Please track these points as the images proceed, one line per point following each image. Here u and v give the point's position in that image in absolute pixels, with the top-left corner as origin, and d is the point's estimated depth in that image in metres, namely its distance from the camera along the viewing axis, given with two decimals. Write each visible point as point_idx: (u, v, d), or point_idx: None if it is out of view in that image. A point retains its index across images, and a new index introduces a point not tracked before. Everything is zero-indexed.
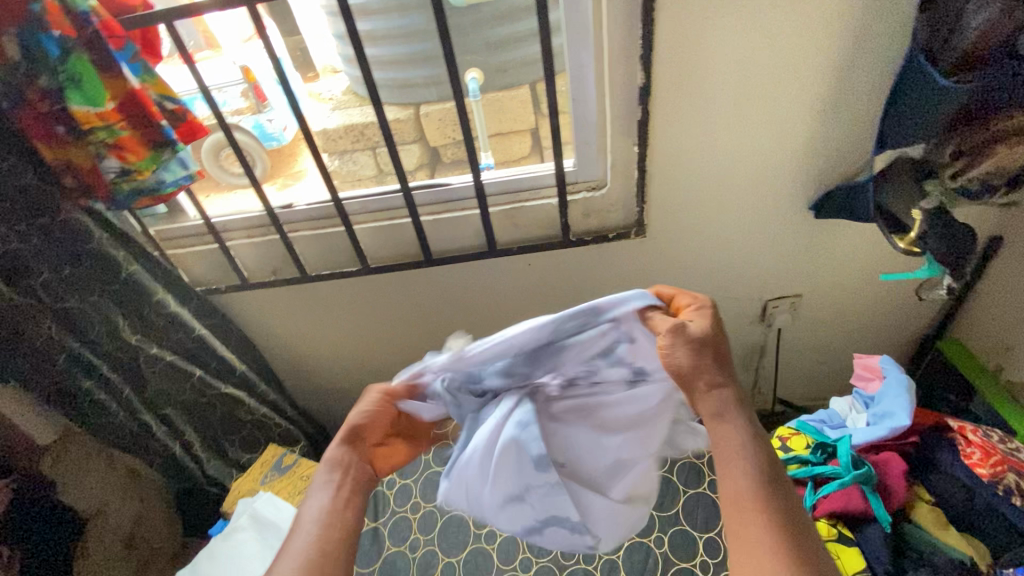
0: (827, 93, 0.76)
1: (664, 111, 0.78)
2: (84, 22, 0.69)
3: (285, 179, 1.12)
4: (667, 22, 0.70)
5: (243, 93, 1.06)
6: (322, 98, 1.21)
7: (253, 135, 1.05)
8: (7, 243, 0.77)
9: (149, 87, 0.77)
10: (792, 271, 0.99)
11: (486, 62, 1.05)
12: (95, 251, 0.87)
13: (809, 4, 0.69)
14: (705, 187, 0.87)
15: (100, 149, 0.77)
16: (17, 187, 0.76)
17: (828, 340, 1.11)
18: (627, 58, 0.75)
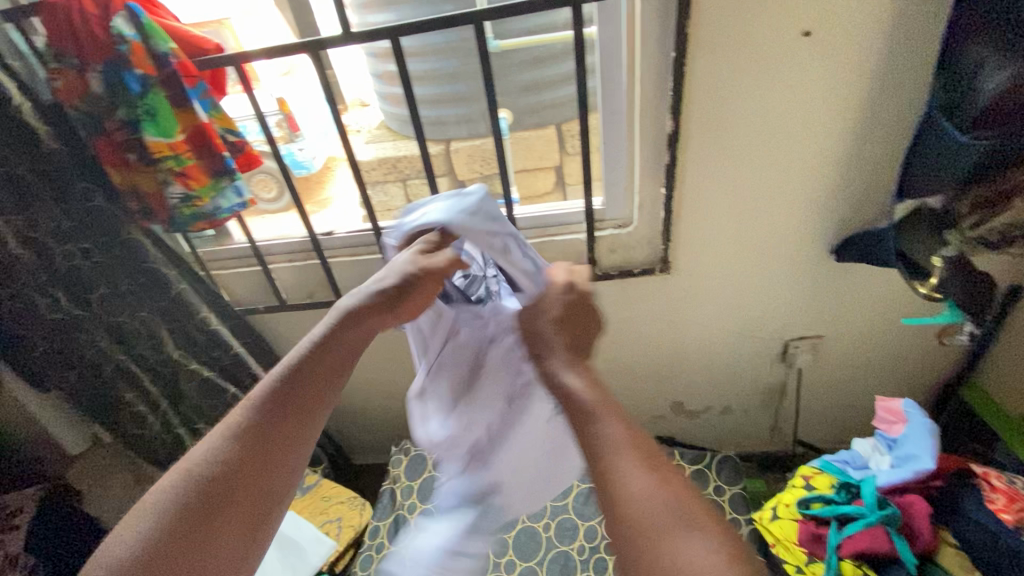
0: (851, 142, 0.80)
1: (693, 156, 0.83)
2: (164, 63, 0.76)
3: (310, 207, 1.19)
4: (696, 76, 0.76)
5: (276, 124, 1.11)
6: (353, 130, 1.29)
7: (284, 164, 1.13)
8: (70, 259, 0.84)
9: (215, 121, 0.83)
10: (813, 313, 1.01)
11: (516, 103, 1.12)
12: (149, 268, 0.91)
13: (829, 62, 0.74)
14: (729, 227, 0.90)
15: (167, 176, 0.83)
16: (85, 208, 0.84)
17: (849, 381, 1.12)
18: (657, 105, 0.80)
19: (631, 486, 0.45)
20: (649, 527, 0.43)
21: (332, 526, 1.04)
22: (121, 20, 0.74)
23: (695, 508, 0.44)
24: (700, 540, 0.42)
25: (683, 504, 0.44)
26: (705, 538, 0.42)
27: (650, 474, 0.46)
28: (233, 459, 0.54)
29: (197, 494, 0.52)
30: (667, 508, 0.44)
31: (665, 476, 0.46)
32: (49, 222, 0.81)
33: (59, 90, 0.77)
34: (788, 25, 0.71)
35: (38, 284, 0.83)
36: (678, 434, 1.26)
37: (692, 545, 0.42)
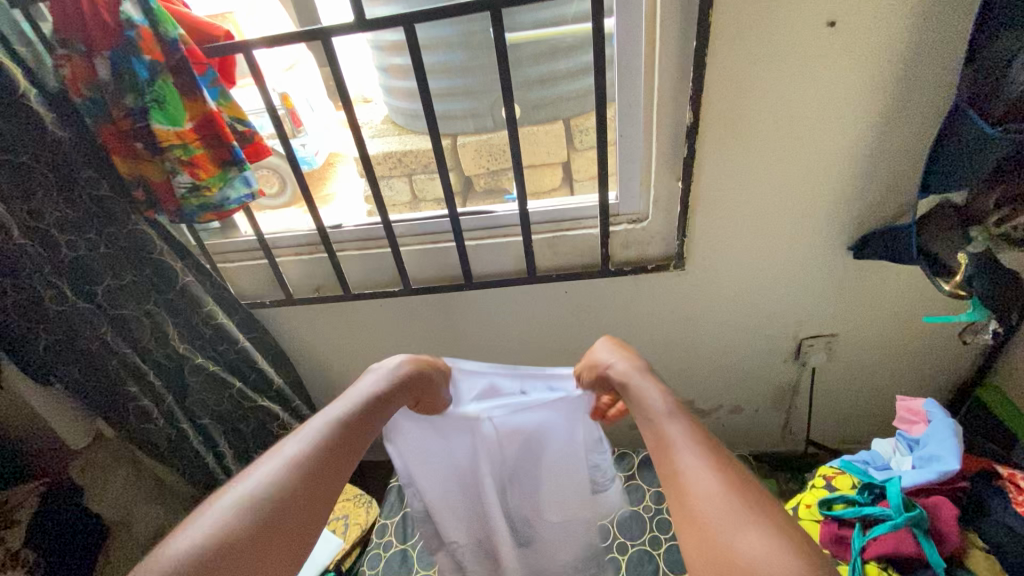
0: (874, 136, 0.79)
1: (711, 150, 0.81)
2: (172, 49, 0.75)
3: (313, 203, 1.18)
4: (717, 67, 0.74)
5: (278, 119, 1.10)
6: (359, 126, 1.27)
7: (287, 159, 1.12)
8: (76, 250, 0.82)
9: (223, 109, 0.82)
10: (829, 312, 1.00)
11: (525, 97, 1.10)
12: (155, 260, 0.90)
13: (853, 54, 0.72)
14: (747, 223, 0.89)
15: (174, 166, 0.80)
16: (92, 197, 0.83)
17: (862, 381, 1.10)
18: (676, 98, 0.79)
19: (701, 484, 0.51)
20: (715, 515, 0.49)
21: (338, 523, 1.03)
22: (129, 5, 0.72)
23: (763, 505, 0.49)
24: (766, 530, 0.46)
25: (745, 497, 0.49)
26: (766, 527, 0.47)
27: (721, 475, 0.51)
28: (289, 494, 0.53)
29: (250, 521, 0.50)
30: (728, 499, 0.49)
31: (729, 474, 0.52)
32: (54, 211, 0.79)
33: (66, 77, 0.75)
34: (813, 16, 0.69)
35: (41, 275, 0.80)
36: None
37: (757, 534, 0.46)
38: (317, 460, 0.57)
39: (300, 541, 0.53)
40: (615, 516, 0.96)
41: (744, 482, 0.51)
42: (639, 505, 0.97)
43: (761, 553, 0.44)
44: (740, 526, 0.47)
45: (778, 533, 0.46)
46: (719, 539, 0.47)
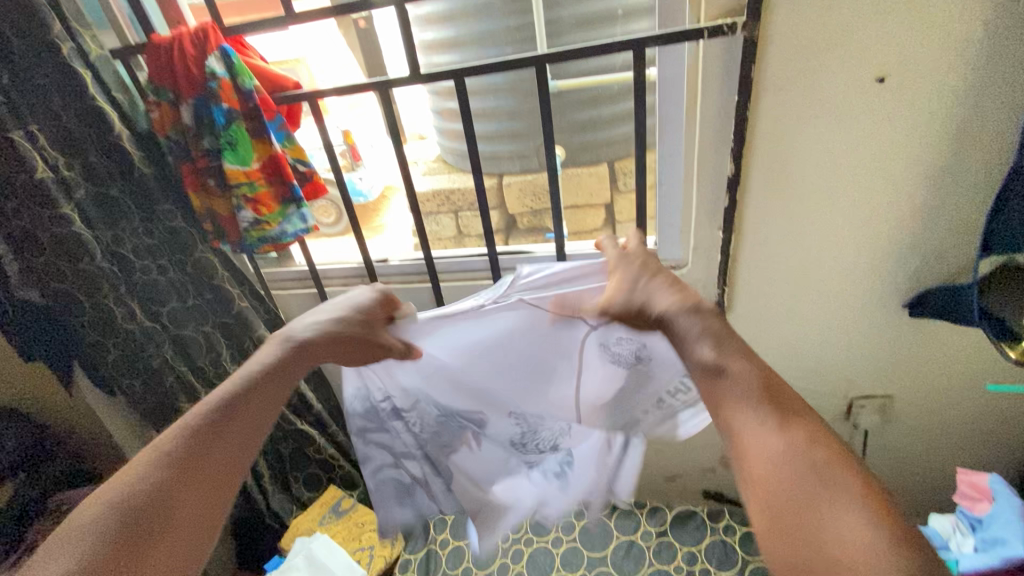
0: (929, 191, 0.76)
1: (753, 201, 0.80)
2: (247, 98, 0.82)
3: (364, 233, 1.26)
4: (761, 119, 0.74)
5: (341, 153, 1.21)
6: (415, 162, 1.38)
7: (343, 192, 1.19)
8: (149, 274, 0.91)
9: (287, 151, 0.88)
10: (883, 371, 0.94)
11: (570, 140, 1.13)
12: (216, 286, 0.98)
13: (904, 110, 0.70)
14: (792, 275, 0.87)
15: (239, 202, 0.87)
16: (167, 228, 0.91)
17: (921, 448, 1.02)
18: (718, 148, 0.79)
19: (767, 444, 0.44)
20: (796, 495, 0.41)
21: (365, 554, 1.05)
22: (213, 60, 0.80)
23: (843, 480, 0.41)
24: (868, 512, 0.38)
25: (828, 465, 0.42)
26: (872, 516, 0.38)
27: (788, 435, 0.44)
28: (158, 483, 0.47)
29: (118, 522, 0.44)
30: (811, 473, 0.41)
31: (808, 436, 0.44)
32: (133, 239, 0.89)
33: (155, 120, 0.85)
34: (861, 71, 0.69)
35: (118, 296, 0.88)
36: (726, 488, 1.19)
37: (854, 517, 0.38)
38: (202, 441, 0.51)
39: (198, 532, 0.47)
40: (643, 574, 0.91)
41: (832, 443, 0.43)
42: (670, 565, 0.91)
43: (866, 547, 0.37)
44: (834, 497, 0.40)
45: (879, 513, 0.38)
46: (805, 528, 0.40)
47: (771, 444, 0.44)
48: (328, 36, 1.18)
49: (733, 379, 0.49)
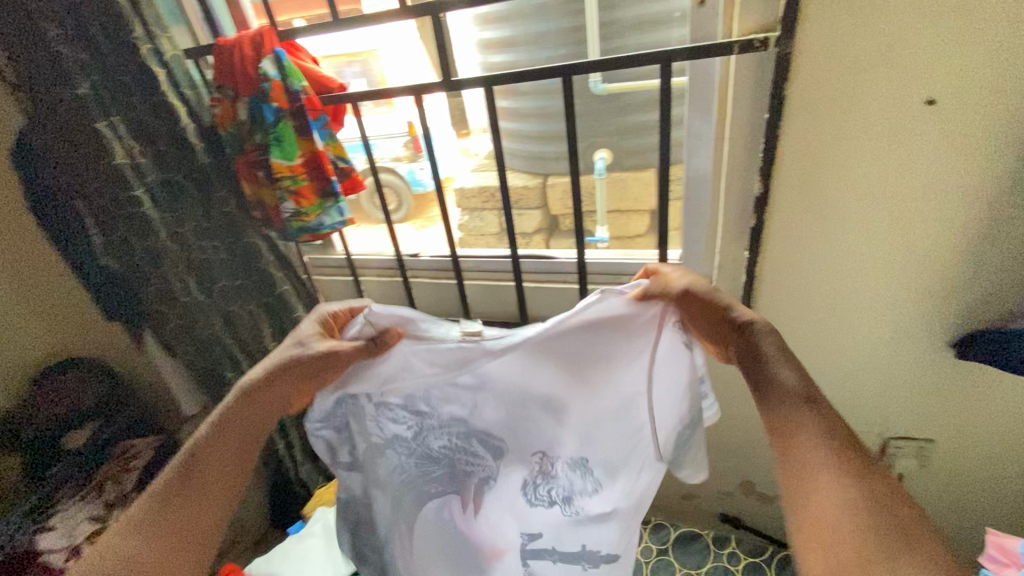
0: (981, 226, 0.69)
1: (779, 224, 0.77)
2: (294, 98, 0.88)
3: (422, 221, 1.37)
4: (792, 140, 0.71)
5: (405, 144, 1.33)
6: (469, 153, 1.43)
7: (404, 181, 1.35)
8: (205, 254, 1.02)
9: (329, 149, 0.94)
10: (918, 414, 0.88)
11: (616, 145, 1.15)
12: (262, 269, 1.07)
13: (956, 136, 0.64)
14: (818, 302, 0.82)
15: (283, 194, 0.94)
16: (222, 213, 1.01)
17: (962, 500, 0.94)
18: (746, 166, 0.76)
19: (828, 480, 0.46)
20: (872, 559, 0.41)
21: None
22: (267, 62, 0.86)
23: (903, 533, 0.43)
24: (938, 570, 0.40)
25: (900, 527, 0.43)
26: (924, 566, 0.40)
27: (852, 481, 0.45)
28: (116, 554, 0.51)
29: None
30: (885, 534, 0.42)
31: (874, 488, 0.45)
32: (193, 221, 0.99)
33: (217, 115, 0.94)
34: (905, 94, 0.64)
35: (177, 272, 0.98)
36: (746, 515, 1.15)
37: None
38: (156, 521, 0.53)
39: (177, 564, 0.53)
40: None
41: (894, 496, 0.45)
42: None
43: None
44: (897, 556, 0.41)
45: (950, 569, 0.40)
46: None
47: (831, 493, 0.45)
48: (405, 37, 1.21)
49: (795, 451, 0.49)
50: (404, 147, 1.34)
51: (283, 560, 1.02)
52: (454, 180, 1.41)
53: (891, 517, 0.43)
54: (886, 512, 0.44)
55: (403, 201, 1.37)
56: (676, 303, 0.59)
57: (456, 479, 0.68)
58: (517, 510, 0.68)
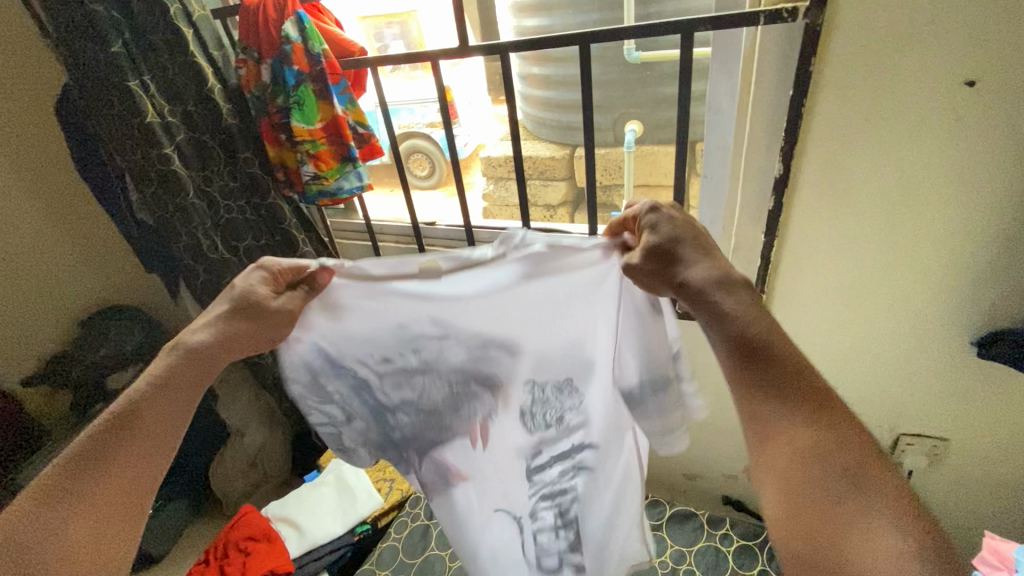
0: (1016, 221, 0.65)
1: (798, 209, 0.74)
2: (315, 61, 0.89)
3: (452, 188, 1.40)
4: (817, 120, 0.67)
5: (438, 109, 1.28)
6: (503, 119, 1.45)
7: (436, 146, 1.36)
8: (231, 214, 1.04)
9: (349, 114, 0.96)
10: (933, 412, 0.85)
11: (648, 116, 1.10)
12: (284, 230, 1.09)
13: (996, 123, 0.60)
14: (835, 291, 0.79)
15: (303, 157, 0.95)
16: (245, 173, 1.03)
17: (974, 502, 0.92)
18: (768, 147, 0.73)
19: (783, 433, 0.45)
20: (820, 497, 0.41)
21: (384, 485, 1.15)
22: (289, 24, 0.87)
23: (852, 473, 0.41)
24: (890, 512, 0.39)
25: (853, 468, 0.42)
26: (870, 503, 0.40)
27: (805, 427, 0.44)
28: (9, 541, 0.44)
29: None
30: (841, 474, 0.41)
31: (826, 435, 0.44)
32: (220, 181, 1.02)
33: (243, 77, 0.95)
34: (943, 75, 0.59)
35: (204, 229, 1.03)
36: (749, 499, 1.15)
37: (887, 526, 0.38)
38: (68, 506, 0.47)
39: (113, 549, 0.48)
40: None
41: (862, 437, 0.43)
42: (656, 558, 0.91)
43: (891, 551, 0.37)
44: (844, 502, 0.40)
45: (901, 515, 0.39)
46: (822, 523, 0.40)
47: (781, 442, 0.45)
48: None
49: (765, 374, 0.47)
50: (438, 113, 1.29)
51: (297, 504, 1.09)
52: (483, 147, 1.41)
53: (841, 463, 0.42)
54: (832, 453, 0.43)
55: (435, 165, 1.38)
56: (641, 264, 0.54)
57: (444, 409, 0.65)
58: (516, 431, 0.66)
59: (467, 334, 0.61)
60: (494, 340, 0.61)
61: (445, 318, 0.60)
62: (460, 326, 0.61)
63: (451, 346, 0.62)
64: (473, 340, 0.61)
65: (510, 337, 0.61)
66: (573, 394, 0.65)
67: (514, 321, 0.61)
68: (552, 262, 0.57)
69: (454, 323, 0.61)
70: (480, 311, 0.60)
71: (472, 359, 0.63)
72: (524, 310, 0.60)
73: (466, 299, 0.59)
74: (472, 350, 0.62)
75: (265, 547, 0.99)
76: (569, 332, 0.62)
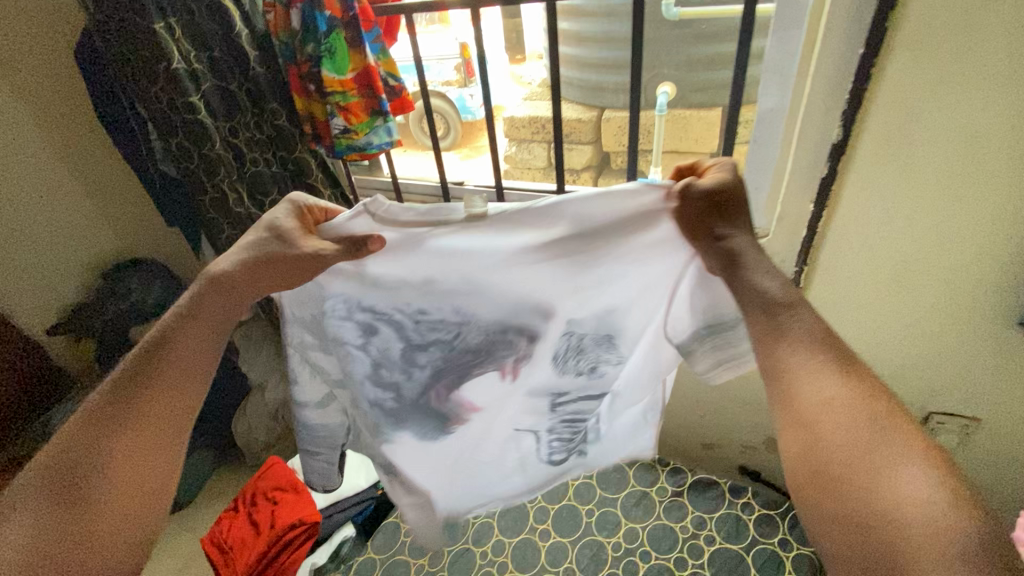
0: None
1: (855, 178, 0.71)
2: (348, 7, 0.85)
3: (468, 151, 1.37)
4: (887, 82, 0.63)
5: (456, 66, 1.24)
6: (521, 81, 1.36)
7: (451, 105, 1.30)
8: (257, 166, 1.03)
9: (381, 64, 0.93)
10: (970, 391, 0.84)
11: (683, 78, 1.05)
12: (311, 185, 1.07)
13: None
14: (883, 268, 0.77)
15: (332, 109, 0.92)
16: (273, 124, 1.01)
17: (998, 480, 0.92)
18: (828, 110, 0.69)
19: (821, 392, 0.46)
20: (851, 449, 0.43)
21: None
22: None
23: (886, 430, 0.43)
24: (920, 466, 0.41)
25: (883, 426, 0.44)
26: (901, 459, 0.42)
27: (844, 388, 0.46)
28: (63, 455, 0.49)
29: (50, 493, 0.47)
30: (871, 432, 0.43)
31: (859, 392, 0.46)
32: (247, 132, 0.99)
33: (271, 22, 0.91)
34: None
35: (230, 181, 1.01)
36: (766, 469, 1.16)
37: (913, 475, 0.40)
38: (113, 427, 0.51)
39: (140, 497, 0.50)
40: (648, 524, 0.93)
41: (889, 399, 0.45)
42: (677, 523, 0.92)
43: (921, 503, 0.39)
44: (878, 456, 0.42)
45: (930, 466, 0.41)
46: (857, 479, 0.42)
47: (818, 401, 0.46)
48: None
49: (798, 342, 0.49)
50: (455, 70, 1.25)
51: None
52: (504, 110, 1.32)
53: (873, 420, 0.44)
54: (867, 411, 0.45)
55: (451, 126, 1.33)
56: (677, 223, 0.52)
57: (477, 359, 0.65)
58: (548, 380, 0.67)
59: (506, 288, 0.60)
60: (532, 295, 0.61)
61: (484, 270, 0.59)
62: (501, 280, 0.60)
63: (487, 299, 0.61)
64: (510, 294, 0.61)
65: (549, 291, 0.60)
66: (612, 347, 0.66)
67: (557, 276, 0.60)
68: (599, 213, 0.55)
69: (492, 276, 0.59)
70: (522, 267, 0.59)
71: (508, 313, 0.62)
72: (565, 265, 0.59)
73: (509, 254, 0.58)
74: (507, 302, 0.61)
75: (292, 497, 1.02)
76: (604, 284, 0.61)
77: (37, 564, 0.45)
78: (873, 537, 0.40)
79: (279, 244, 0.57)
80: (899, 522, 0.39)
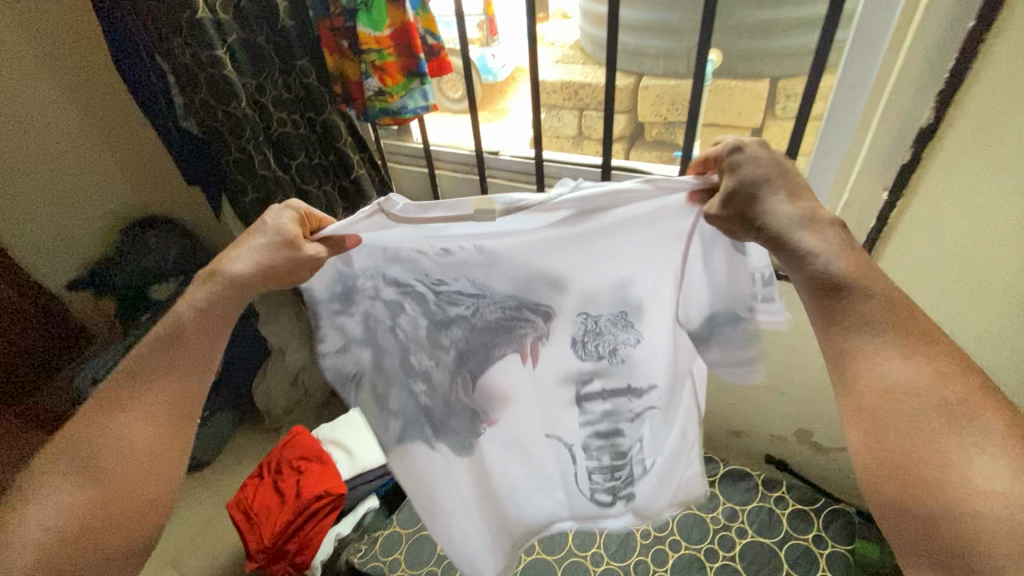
0: None
1: (940, 165, 0.65)
2: None
3: (487, 114, 1.29)
4: (995, 60, 0.57)
5: (477, 24, 1.12)
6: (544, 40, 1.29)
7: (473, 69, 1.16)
8: (284, 126, 0.97)
9: (420, 21, 0.86)
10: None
11: (730, 45, 0.96)
12: (339, 148, 1.01)
13: None
14: (956, 264, 0.72)
15: (367, 69, 0.86)
16: (303, 83, 0.95)
17: None
18: (920, 89, 0.63)
19: (886, 370, 0.44)
20: (920, 427, 0.41)
21: None
22: None
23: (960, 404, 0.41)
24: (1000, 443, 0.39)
25: (957, 403, 0.41)
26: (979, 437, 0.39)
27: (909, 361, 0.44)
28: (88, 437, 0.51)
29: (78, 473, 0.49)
30: (942, 411, 0.41)
31: (929, 366, 0.43)
32: (274, 90, 0.93)
33: None
34: None
35: (256, 142, 0.96)
36: (794, 460, 1.14)
37: (988, 454, 0.38)
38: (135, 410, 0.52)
39: (142, 509, 0.50)
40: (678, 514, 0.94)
41: (972, 380, 0.42)
42: (708, 514, 0.93)
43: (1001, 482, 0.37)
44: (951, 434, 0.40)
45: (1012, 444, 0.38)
46: (928, 462, 0.40)
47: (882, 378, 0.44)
48: None
49: (880, 327, 0.45)
50: (476, 28, 1.13)
51: (347, 427, 1.11)
52: None
53: (944, 396, 0.41)
54: (938, 386, 0.42)
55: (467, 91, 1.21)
56: (720, 214, 0.49)
57: (492, 341, 0.60)
58: (567, 366, 0.62)
59: (522, 263, 0.57)
60: (546, 273, 0.57)
61: (499, 247, 0.56)
62: (519, 256, 0.56)
63: (500, 276, 0.58)
64: (524, 269, 0.57)
65: (558, 269, 0.57)
66: (630, 329, 0.60)
67: (575, 254, 0.56)
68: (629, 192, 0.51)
69: (510, 251, 0.56)
70: (541, 243, 0.55)
71: (521, 289, 0.58)
72: (582, 243, 0.55)
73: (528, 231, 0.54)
74: (519, 279, 0.58)
75: (318, 467, 1.02)
76: (626, 266, 0.57)
77: (70, 546, 0.46)
78: (940, 525, 0.38)
79: (284, 251, 0.55)
80: (972, 513, 0.37)
